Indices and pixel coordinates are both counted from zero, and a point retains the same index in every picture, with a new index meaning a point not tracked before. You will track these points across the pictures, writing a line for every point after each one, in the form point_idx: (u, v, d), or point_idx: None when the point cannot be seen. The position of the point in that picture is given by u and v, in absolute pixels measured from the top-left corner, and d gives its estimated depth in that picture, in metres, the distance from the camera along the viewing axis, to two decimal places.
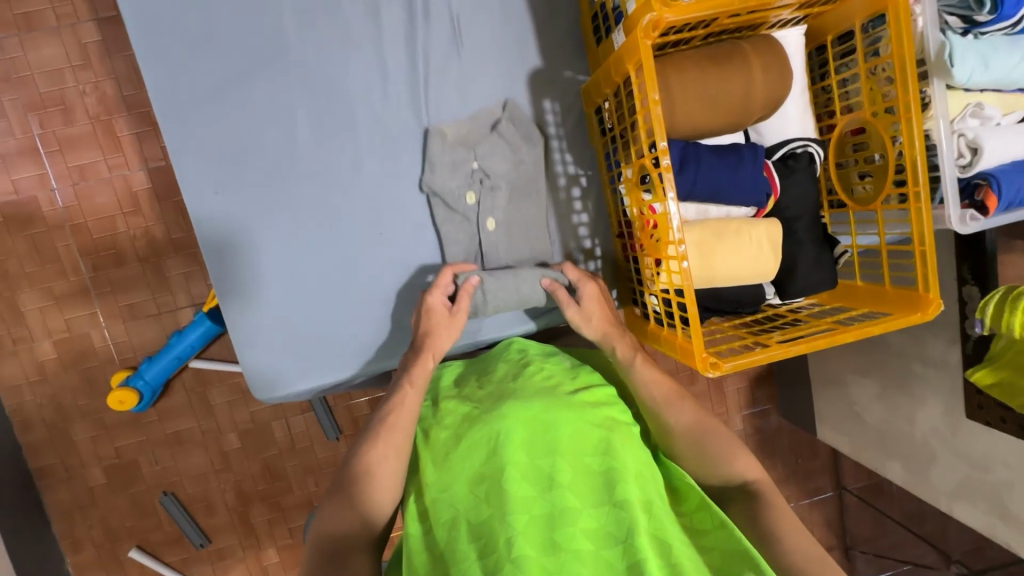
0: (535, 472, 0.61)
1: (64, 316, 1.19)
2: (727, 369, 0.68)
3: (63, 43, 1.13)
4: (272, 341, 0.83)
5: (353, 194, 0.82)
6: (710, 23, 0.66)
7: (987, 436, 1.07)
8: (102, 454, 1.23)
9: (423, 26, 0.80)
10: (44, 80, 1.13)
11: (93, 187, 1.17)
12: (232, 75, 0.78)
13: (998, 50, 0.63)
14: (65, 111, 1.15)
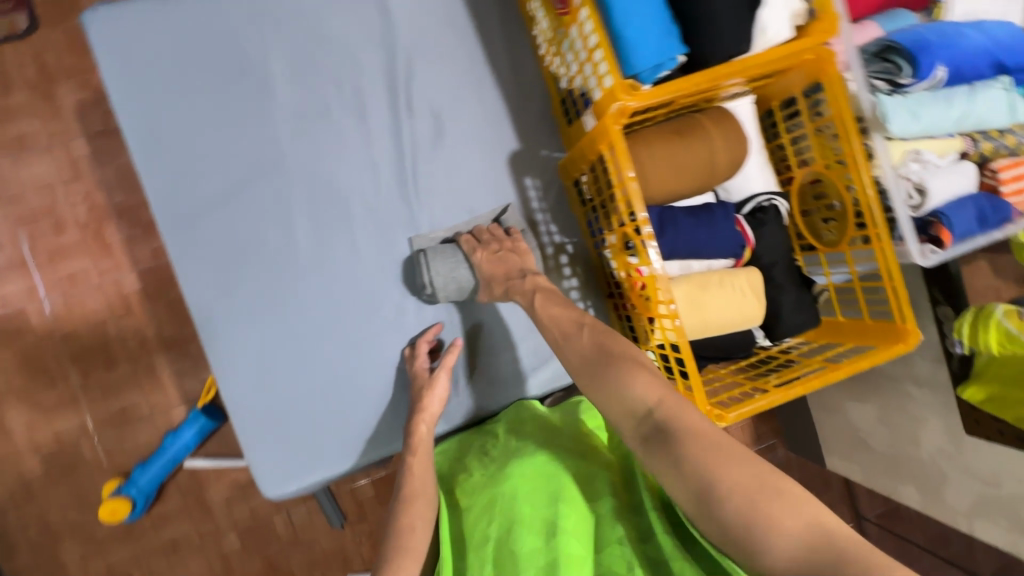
0: (539, 523, 0.63)
1: (52, 428, 1.17)
2: (732, 420, 0.69)
3: (54, 160, 1.18)
4: (279, 435, 0.83)
5: (352, 281, 0.86)
6: (669, 104, 0.73)
7: (992, 451, 1.09)
8: (93, 572, 1.17)
9: (407, 121, 0.87)
10: (35, 196, 1.17)
11: (84, 294, 1.18)
12: (229, 184, 0.83)
13: (925, 105, 0.70)
14: (56, 223, 1.18)
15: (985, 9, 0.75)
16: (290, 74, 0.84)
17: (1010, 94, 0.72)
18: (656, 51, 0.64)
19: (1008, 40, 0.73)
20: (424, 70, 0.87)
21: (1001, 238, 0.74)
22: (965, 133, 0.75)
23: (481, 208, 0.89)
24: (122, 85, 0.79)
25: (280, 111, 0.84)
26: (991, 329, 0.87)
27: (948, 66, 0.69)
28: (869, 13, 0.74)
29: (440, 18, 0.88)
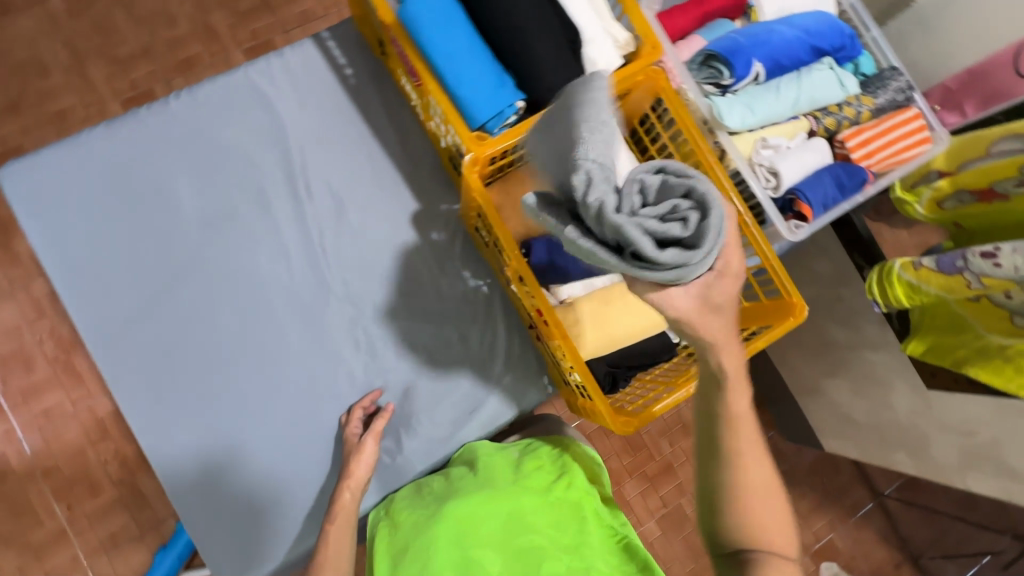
0: (472, 556, 0.76)
1: (44, 567, 1.17)
2: (637, 426, 0.75)
3: (17, 304, 1.24)
4: (231, 528, 0.85)
5: (282, 363, 0.90)
6: None
7: (957, 400, 1.09)
8: None
9: (309, 205, 0.93)
10: (2, 341, 1.22)
11: (60, 426, 1.22)
12: (150, 297, 0.88)
13: (756, 98, 0.76)
14: (26, 363, 1.22)
15: (793, 3, 0.82)
16: (194, 185, 0.91)
17: (835, 72, 0.80)
18: (492, 103, 0.70)
19: (816, 27, 0.79)
20: (318, 157, 0.95)
21: (862, 200, 0.79)
22: (807, 113, 0.81)
23: (396, 270, 0.94)
24: (42, 227, 0.86)
25: (190, 220, 0.90)
26: (894, 283, 0.89)
27: (764, 59, 0.76)
28: (692, 28, 0.81)
29: (325, 109, 0.96)
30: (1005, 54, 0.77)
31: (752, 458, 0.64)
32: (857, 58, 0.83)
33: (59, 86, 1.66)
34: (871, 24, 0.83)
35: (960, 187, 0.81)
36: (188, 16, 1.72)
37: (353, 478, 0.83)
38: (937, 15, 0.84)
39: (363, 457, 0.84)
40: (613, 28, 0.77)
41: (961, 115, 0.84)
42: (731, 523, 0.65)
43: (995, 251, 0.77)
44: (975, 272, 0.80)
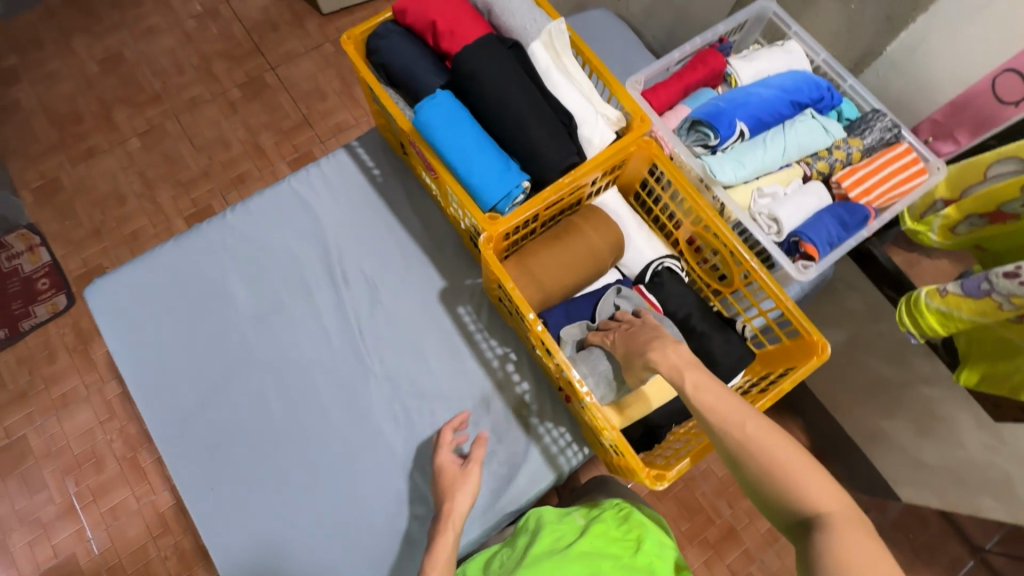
0: None
1: None
2: (673, 477, 0.75)
3: (92, 415, 1.54)
4: None
5: (327, 443, 0.95)
6: (538, 217, 0.87)
7: None
8: None
9: (346, 291, 1.02)
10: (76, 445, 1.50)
11: (124, 524, 1.44)
12: (209, 390, 0.97)
13: (745, 153, 0.82)
14: (96, 464, 1.47)
15: (767, 66, 0.90)
16: (247, 286, 1.02)
17: (819, 120, 0.85)
18: (500, 187, 0.79)
19: (793, 83, 0.86)
20: (353, 249, 1.05)
21: (868, 235, 0.82)
22: (799, 160, 0.86)
23: (430, 344, 1.00)
24: (119, 336, 0.98)
25: (242, 317, 1.00)
26: (924, 314, 0.88)
27: (746, 118, 0.82)
28: (677, 100, 0.90)
29: (357, 206, 1.07)
30: (982, 84, 0.81)
31: (775, 446, 0.62)
32: (838, 106, 0.89)
33: (133, 212, 1.92)
34: (846, 74, 0.90)
35: (969, 213, 0.82)
36: (242, 141, 2.03)
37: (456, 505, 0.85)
38: (911, 60, 0.87)
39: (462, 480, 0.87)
40: (603, 108, 0.86)
41: (956, 143, 0.87)
42: (783, 507, 0.60)
43: (1018, 269, 0.75)
44: (1003, 294, 0.77)
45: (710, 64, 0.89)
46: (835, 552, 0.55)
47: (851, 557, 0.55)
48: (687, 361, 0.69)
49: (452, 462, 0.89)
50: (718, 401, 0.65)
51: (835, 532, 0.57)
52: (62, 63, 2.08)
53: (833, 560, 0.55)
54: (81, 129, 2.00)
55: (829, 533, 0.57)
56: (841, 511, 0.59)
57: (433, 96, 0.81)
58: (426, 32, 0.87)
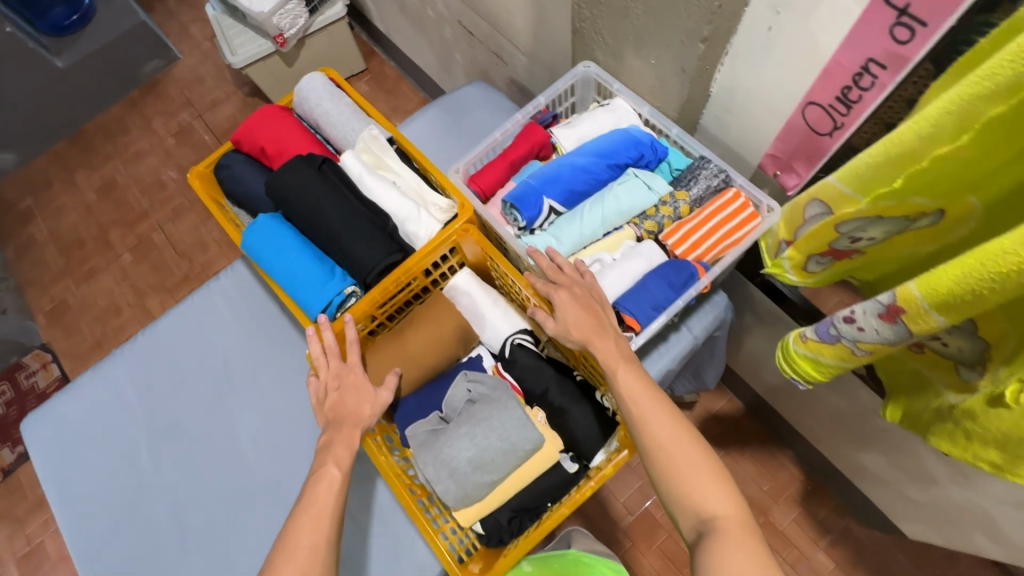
0: None
1: None
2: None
3: None
4: None
5: (225, 550, 1.00)
6: (381, 313, 0.89)
7: None
8: None
9: (244, 397, 1.09)
10: None
11: None
12: (122, 506, 1.04)
13: (563, 227, 0.83)
14: None
15: (590, 129, 0.89)
16: (153, 402, 1.10)
17: (641, 179, 0.84)
18: (320, 297, 0.82)
19: (610, 145, 0.84)
20: (248, 356, 1.12)
21: (700, 291, 0.78)
22: (628, 222, 0.84)
23: (321, 442, 1.05)
24: (42, 467, 1.07)
25: (152, 433, 1.08)
26: (792, 359, 0.83)
27: (556, 193, 0.82)
28: (505, 178, 0.91)
29: (254, 314, 1.14)
30: (794, 118, 0.75)
31: (678, 444, 0.65)
32: (666, 157, 0.87)
33: (128, 321, 2.11)
34: (670, 124, 0.88)
35: (810, 253, 0.76)
36: (218, 240, 2.20)
37: (353, 412, 0.79)
38: (734, 99, 0.82)
39: (362, 395, 0.81)
40: (430, 200, 0.88)
41: (799, 176, 0.82)
42: (681, 504, 0.62)
43: (852, 314, 0.68)
44: (849, 339, 0.70)
45: (532, 137, 0.90)
46: (716, 550, 0.57)
47: (731, 557, 0.56)
48: (607, 348, 0.71)
49: (362, 381, 0.81)
50: (640, 395, 0.69)
51: (724, 531, 0.58)
52: (67, 196, 2.36)
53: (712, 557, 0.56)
54: (83, 252, 2.24)
55: (720, 533, 0.58)
56: (735, 514, 0.60)
57: (257, 220, 0.87)
58: (261, 155, 0.94)
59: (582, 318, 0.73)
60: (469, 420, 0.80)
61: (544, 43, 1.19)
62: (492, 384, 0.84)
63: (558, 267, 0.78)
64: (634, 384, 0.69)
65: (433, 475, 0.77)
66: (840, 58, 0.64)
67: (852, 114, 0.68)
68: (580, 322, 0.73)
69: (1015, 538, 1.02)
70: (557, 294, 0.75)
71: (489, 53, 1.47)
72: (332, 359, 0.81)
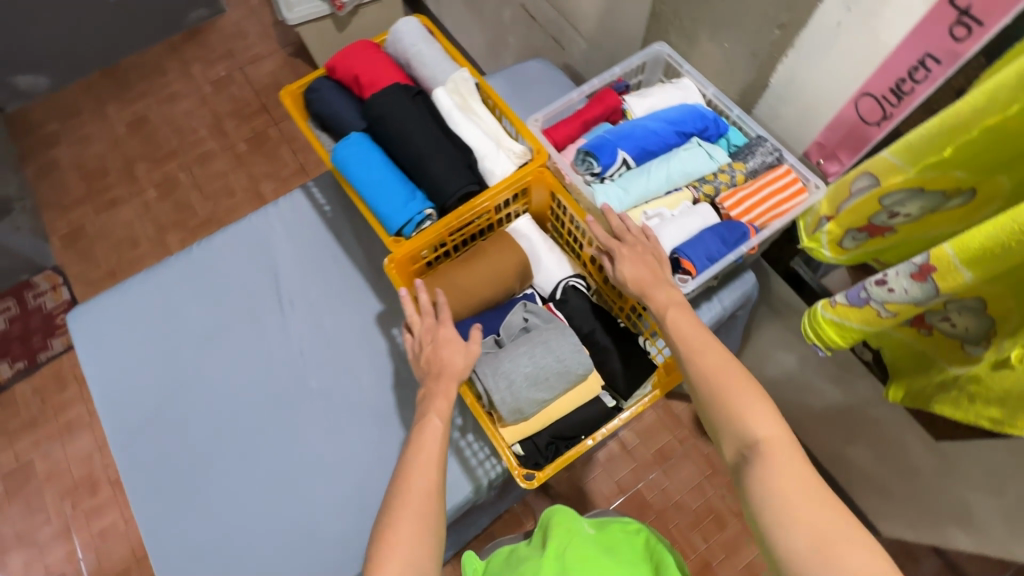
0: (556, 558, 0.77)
1: None
2: (544, 478, 0.83)
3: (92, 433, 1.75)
4: None
5: (260, 454, 1.04)
6: (449, 241, 0.96)
7: (977, 445, 1.00)
8: None
9: (291, 315, 1.14)
10: (79, 467, 1.74)
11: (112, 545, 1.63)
12: (162, 402, 1.07)
13: (632, 181, 0.91)
14: (93, 486, 1.71)
15: (658, 101, 0.98)
16: (203, 309, 1.14)
17: (704, 148, 0.93)
18: (402, 214, 0.88)
19: (679, 115, 0.93)
20: (299, 278, 1.16)
21: (748, 250, 0.88)
22: (687, 184, 0.93)
23: (363, 363, 1.10)
24: (87, 357, 1.10)
25: (199, 338, 1.12)
26: (816, 326, 0.92)
27: (629, 148, 0.91)
28: (577, 135, 0.99)
29: (309, 240, 1.20)
30: (847, 109, 0.85)
31: (721, 368, 0.69)
32: (725, 134, 0.97)
33: (145, 254, 2.12)
34: (732, 105, 0.97)
35: (849, 227, 0.85)
36: (245, 188, 2.23)
37: (447, 361, 0.81)
38: (790, 90, 0.92)
39: (455, 348, 0.82)
40: (508, 143, 0.95)
41: (841, 165, 0.92)
42: (725, 424, 0.67)
43: (884, 277, 0.77)
44: (878, 301, 0.79)
45: (606, 101, 0.98)
46: (763, 464, 0.61)
47: (777, 469, 0.61)
48: (670, 300, 0.78)
49: (454, 336, 0.83)
50: (685, 328, 0.75)
51: (769, 447, 0.62)
52: (96, 127, 2.36)
53: (761, 471, 0.61)
54: (107, 182, 2.25)
55: (764, 449, 0.62)
56: (779, 433, 0.63)
57: (348, 138, 0.93)
58: (352, 85, 1.00)
59: (639, 272, 0.82)
60: (528, 342, 0.87)
61: (610, 29, 1.29)
62: (545, 317, 0.91)
63: (622, 227, 0.86)
64: (685, 325, 0.75)
65: (492, 385, 0.83)
66: (900, 54, 0.74)
67: (902, 105, 0.78)
68: (641, 275, 0.81)
69: (986, 529, 1.12)
70: (620, 252, 0.84)
71: (547, 37, 1.56)
72: (426, 320, 0.86)
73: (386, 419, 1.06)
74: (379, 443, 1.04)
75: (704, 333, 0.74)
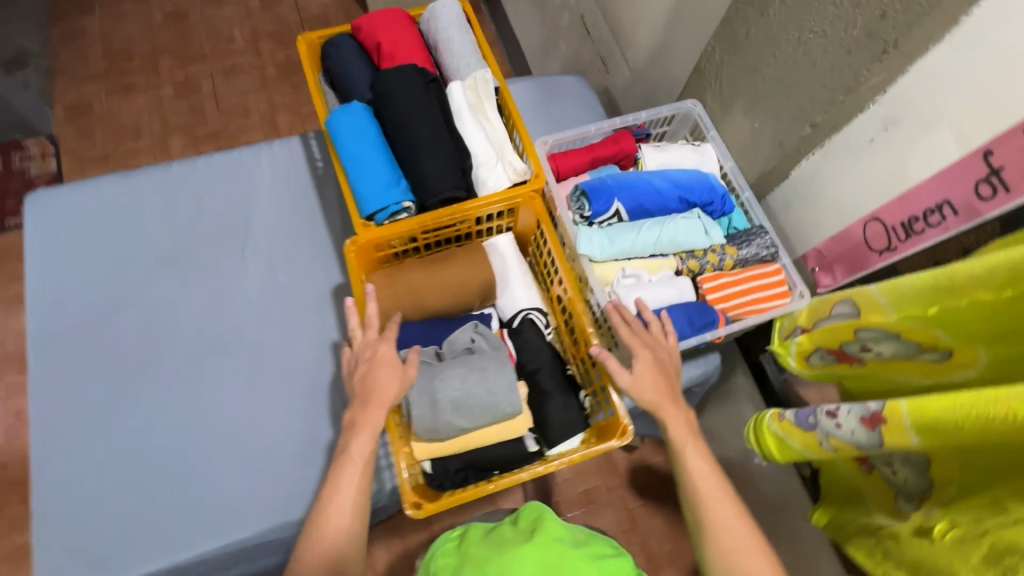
0: None
1: None
2: (430, 510, 0.81)
3: None
4: (76, 535, 0.90)
5: (178, 392, 1.00)
6: (419, 238, 0.92)
7: None
8: None
9: (250, 262, 1.10)
10: (13, 341, 1.65)
11: (23, 429, 1.55)
12: (96, 313, 1.03)
13: (620, 232, 0.87)
14: (21, 364, 1.63)
15: (674, 160, 0.94)
16: (166, 231, 1.10)
17: (702, 222, 0.89)
18: (379, 199, 0.84)
19: (688, 180, 0.90)
20: (271, 227, 1.13)
21: (713, 339, 0.84)
22: (675, 254, 0.90)
23: (306, 331, 1.07)
24: (36, 242, 1.06)
25: (153, 259, 1.08)
26: (762, 433, 0.88)
27: (625, 199, 0.87)
28: (583, 169, 0.95)
29: (291, 191, 1.16)
30: (855, 227, 0.81)
31: (734, 527, 0.71)
32: (730, 213, 0.93)
33: (145, 150, 2.06)
34: (745, 186, 0.93)
35: (819, 345, 0.81)
36: (261, 113, 2.18)
37: (380, 379, 0.79)
38: (809, 188, 0.87)
39: (390, 372, 0.79)
40: (509, 157, 0.90)
41: (833, 278, 0.87)
42: None
43: (836, 410, 0.74)
44: (823, 431, 0.76)
45: (621, 144, 0.94)
46: None
47: None
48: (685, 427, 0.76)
49: (392, 358, 0.80)
50: (703, 469, 0.75)
51: None
52: (133, 8, 2.30)
53: None
54: (128, 67, 2.19)
55: None
56: None
57: (349, 105, 0.88)
58: (372, 51, 0.95)
59: (655, 377, 0.75)
60: (465, 364, 0.84)
61: (655, 68, 1.24)
62: (493, 344, 0.88)
63: (637, 323, 0.79)
64: (699, 464, 0.75)
65: (415, 400, 0.81)
66: (922, 191, 0.70)
67: (907, 243, 0.73)
68: (658, 387, 0.75)
69: None
70: (642, 353, 0.76)
71: (595, 56, 1.51)
72: (373, 331, 0.83)
73: (313, 393, 1.02)
74: (299, 414, 1.01)
75: (721, 479, 0.75)
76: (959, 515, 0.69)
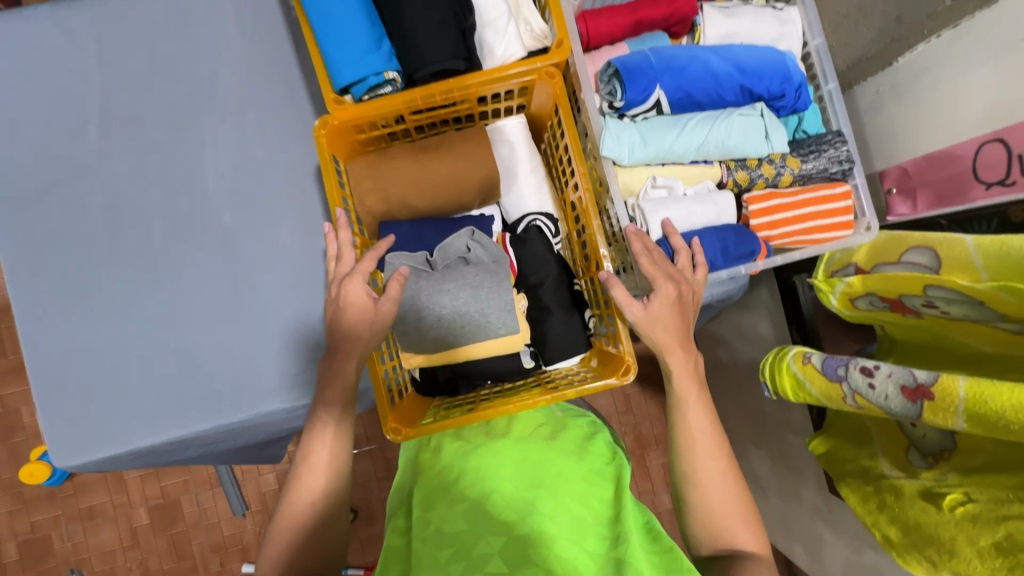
0: (519, 456, 0.74)
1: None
2: (409, 435, 0.73)
3: None
4: (57, 408, 0.87)
5: (150, 271, 0.92)
6: (406, 118, 0.75)
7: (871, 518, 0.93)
8: (19, 529, 1.35)
9: (219, 126, 0.94)
10: None
11: None
12: (56, 177, 0.92)
13: (656, 130, 0.69)
14: None
15: (743, 30, 0.72)
16: (119, 82, 0.93)
17: (764, 120, 0.70)
18: (355, 67, 0.66)
19: (756, 64, 0.69)
20: (241, 85, 0.94)
21: (748, 273, 0.71)
22: (721, 161, 0.73)
23: (282, 212, 0.94)
24: None
25: (109, 116, 0.93)
26: (781, 371, 0.79)
27: (669, 86, 0.68)
28: (621, 36, 0.73)
29: (263, 38, 0.95)
30: (965, 148, 0.62)
31: (718, 482, 0.63)
32: (802, 111, 0.73)
33: None
34: (830, 76, 0.72)
35: (871, 291, 0.67)
36: None
37: (349, 309, 0.68)
38: (916, 85, 0.66)
39: (364, 310, 0.68)
40: (525, 15, 0.72)
41: (912, 208, 0.70)
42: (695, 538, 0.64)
43: (875, 368, 0.65)
44: (851, 387, 0.68)
45: (677, 3, 0.71)
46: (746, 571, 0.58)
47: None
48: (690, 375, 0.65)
49: (363, 293, 0.68)
50: (705, 425, 0.65)
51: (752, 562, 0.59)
52: None
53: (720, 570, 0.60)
54: None
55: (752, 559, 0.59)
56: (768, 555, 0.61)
57: None
58: None
59: (668, 320, 0.64)
60: (455, 278, 0.74)
61: None
62: (488, 256, 0.77)
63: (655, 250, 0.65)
64: (700, 421, 0.65)
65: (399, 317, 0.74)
66: None
67: None
68: (669, 327, 0.64)
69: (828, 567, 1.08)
70: (663, 288, 0.63)
71: None
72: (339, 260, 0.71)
73: (292, 282, 0.93)
74: (277, 304, 0.92)
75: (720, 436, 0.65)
76: (976, 490, 0.66)
